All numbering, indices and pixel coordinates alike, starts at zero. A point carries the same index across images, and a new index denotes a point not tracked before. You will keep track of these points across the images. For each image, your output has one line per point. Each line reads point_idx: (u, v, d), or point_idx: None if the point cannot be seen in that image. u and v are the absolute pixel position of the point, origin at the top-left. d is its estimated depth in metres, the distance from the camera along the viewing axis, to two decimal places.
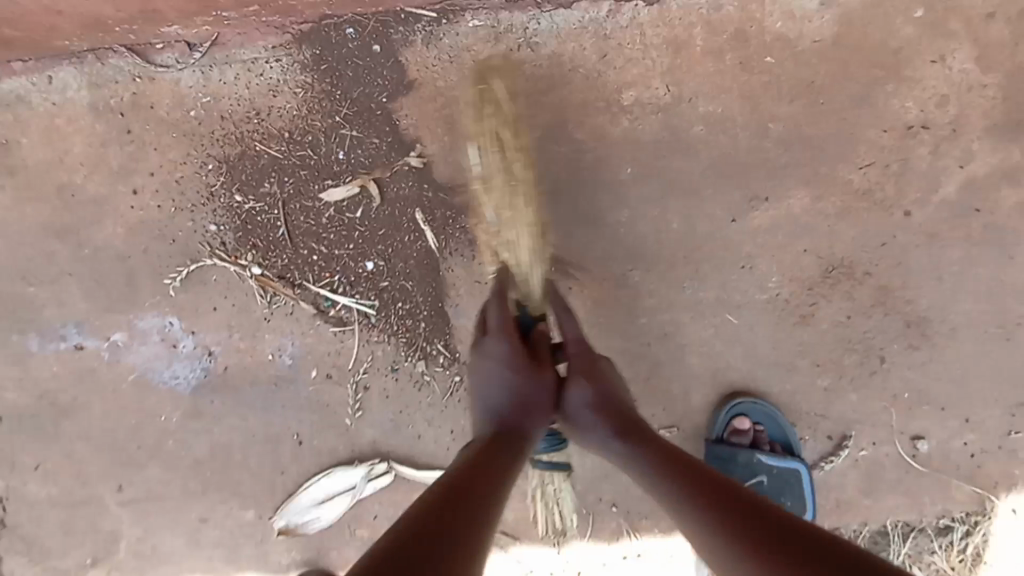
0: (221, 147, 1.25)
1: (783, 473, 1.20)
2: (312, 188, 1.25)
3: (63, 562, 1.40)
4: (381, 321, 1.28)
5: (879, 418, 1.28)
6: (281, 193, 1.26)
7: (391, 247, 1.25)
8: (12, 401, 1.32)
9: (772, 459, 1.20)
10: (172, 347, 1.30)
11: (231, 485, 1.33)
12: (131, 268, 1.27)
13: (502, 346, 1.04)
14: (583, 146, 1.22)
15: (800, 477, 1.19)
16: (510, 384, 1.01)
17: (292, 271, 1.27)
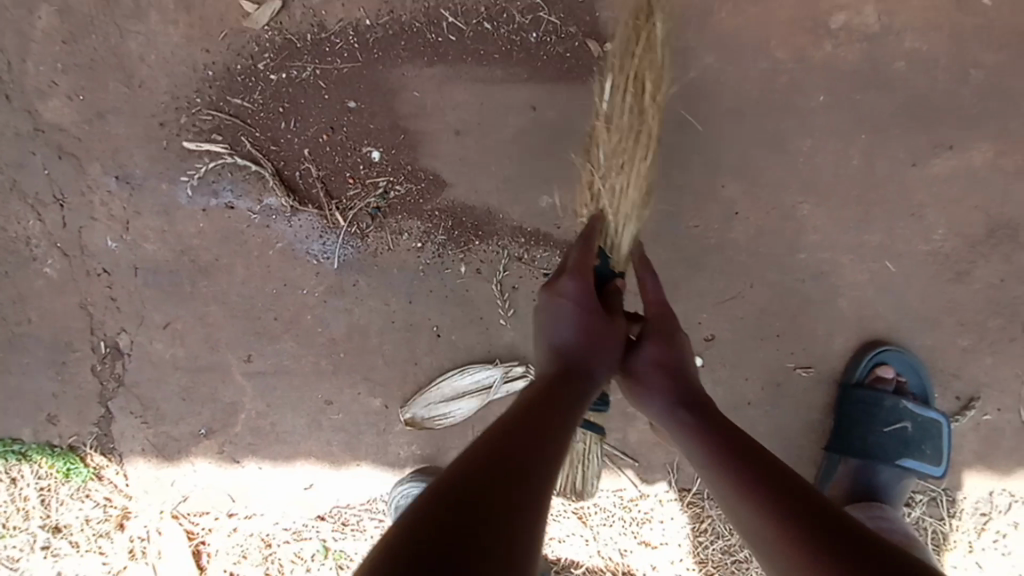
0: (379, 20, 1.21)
1: (925, 423, 1.20)
2: (477, 73, 1.22)
3: (175, 429, 1.32)
4: (535, 219, 1.25)
5: (1008, 385, 1.22)
6: (437, 75, 1.23)
7: (552, 143, 1.23)
8: (151, 255, 1.26)
9: (916, 409, 1.20)
10: (326, 220, 1.24)
11: (362, 369, 1.28)
12: (279, 134, 1.23)
13: (579, 301, 0.87)
14: (782, 66, 1.21)
15: (942, 428, 1.20)
16: (581, 337, 0.85)
17: (446, 157, 1.24)
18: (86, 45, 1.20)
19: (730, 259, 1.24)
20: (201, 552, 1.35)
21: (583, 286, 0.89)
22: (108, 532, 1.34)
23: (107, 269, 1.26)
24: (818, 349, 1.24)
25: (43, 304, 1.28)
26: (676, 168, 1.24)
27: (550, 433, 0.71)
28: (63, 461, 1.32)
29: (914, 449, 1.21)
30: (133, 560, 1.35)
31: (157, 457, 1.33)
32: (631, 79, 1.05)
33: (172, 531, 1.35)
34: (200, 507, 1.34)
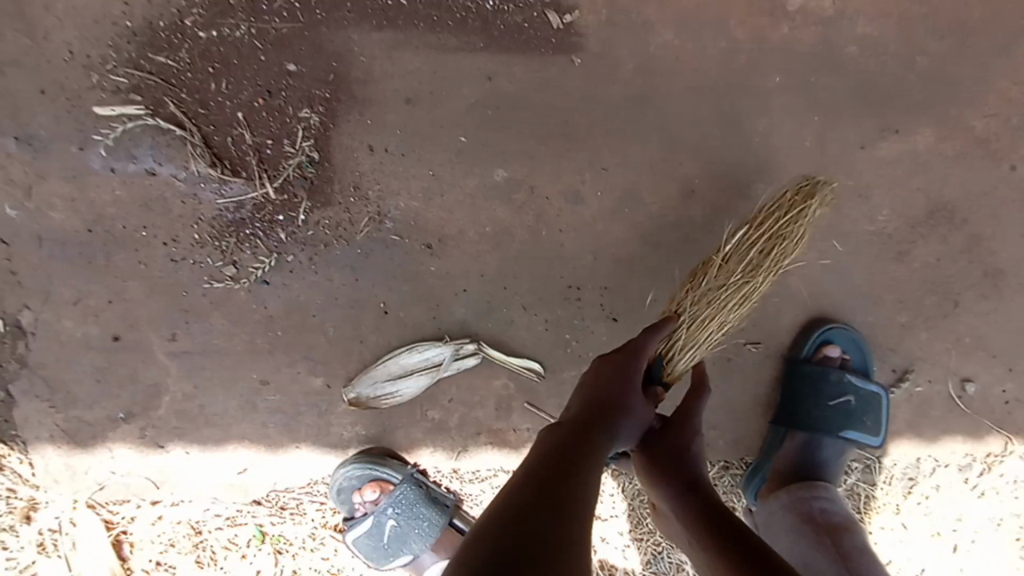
0: None
1: (868, 396, 1.22)
2: (430, 38, 1.16)
3: (90, 414, 1.20)
4: (493, 193, 1.19)
5: (940, 359, 1.26)
6: (386, 39, 1.15)
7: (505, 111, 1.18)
8: (57, 224, 1.12)
9: (859, 382, 1.22)
10: (259, 191, 1.14)
11: (302, 347, 1.20)
12: (208, 97, 1.11)
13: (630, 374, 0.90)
14: (740, 45, 1.21)
15: (881, 400, 1.23)
16: (619, 400, 0.87)
17: (396, 128, 1.16)
18: None
19: (687, 236, 1.23)
20: (122, 543, 1.23)
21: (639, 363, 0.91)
22: (11, 526, 1.20)
23: (5, 238, 1.13)
24: (770, 327, 1.24)
25: None
26: (635, 143, 1.21)
27: (571, 489, 0.71)
28: None
29: (857, 421, 1.22)
30: (43, 554, 1.22)
31: (68, 444, 1.20)
32: (757, 231, 1.05)
33: (88, 522, 1.22)
34: (120, 495, 1.22)
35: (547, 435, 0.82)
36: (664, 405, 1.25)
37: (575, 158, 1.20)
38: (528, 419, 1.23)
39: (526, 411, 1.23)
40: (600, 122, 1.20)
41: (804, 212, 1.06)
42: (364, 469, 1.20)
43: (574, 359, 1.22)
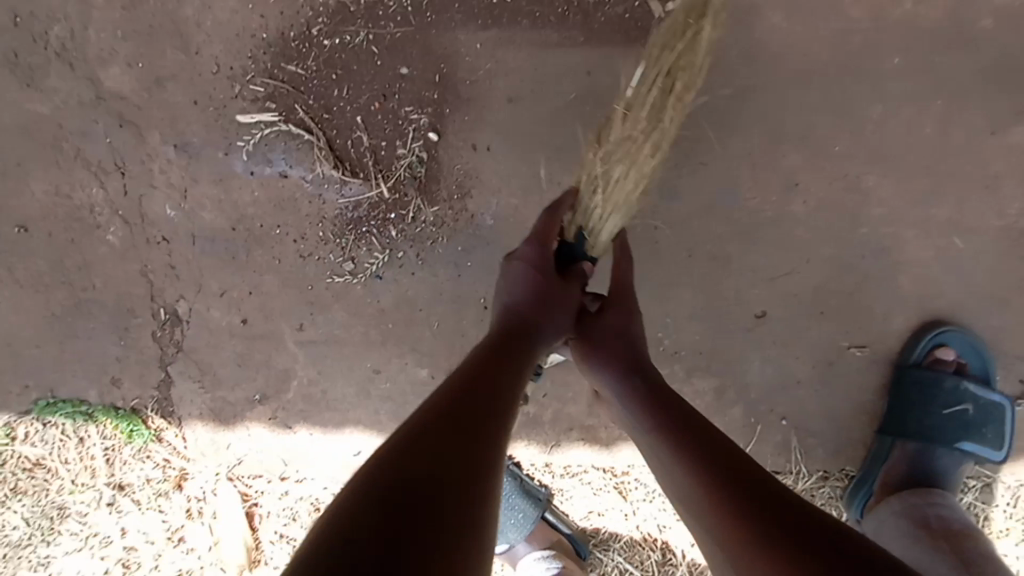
0: None
1: (987, 406, 1.18)
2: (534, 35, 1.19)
3: (232, 394, 1.38)
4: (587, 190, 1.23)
5: None
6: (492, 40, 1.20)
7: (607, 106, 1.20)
8: (207, 223, 1.28)
9: (981, 391, 1.18)
10: (375, 190, 1.24)
11: (411, 339, 1.30)
12: (332, 102, 1.22)
13: (531, 263, 0.94)
14: (857, 26, 1.15)
15: (1004, 413, 1.18)
16: (529, 298, 0.91)
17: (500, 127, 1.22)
18: (145, 13, 1.21)
19: (790, 233, 1.20)
20: (253, 515, 1.40)
21: (541, 254, 0.95)
22: (167, 491, 1.41)
23: (166, 237, 1.30)
24: (875, 328, 1.20)
25: (108, 271, 1.33)
26: (735, 136, 1.19)
27: (468, 411, 0.72)
28: (126, 421, 1.39)
29: (975, 432, 1.18)
30: (190, 520, 1.41)
31: (214, 420, 1.39)
32: (665, 75, 1.02)
33: (227, 493, 1.40)
34: (254, 470, 1.39)
35: (488, 348, 0.85)
36: (759, 408, 1.24)
37: (673, 153, 1.21)
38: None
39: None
40: (700, 116, 1.19)
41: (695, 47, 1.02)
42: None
43: (666, 356, 1.25)
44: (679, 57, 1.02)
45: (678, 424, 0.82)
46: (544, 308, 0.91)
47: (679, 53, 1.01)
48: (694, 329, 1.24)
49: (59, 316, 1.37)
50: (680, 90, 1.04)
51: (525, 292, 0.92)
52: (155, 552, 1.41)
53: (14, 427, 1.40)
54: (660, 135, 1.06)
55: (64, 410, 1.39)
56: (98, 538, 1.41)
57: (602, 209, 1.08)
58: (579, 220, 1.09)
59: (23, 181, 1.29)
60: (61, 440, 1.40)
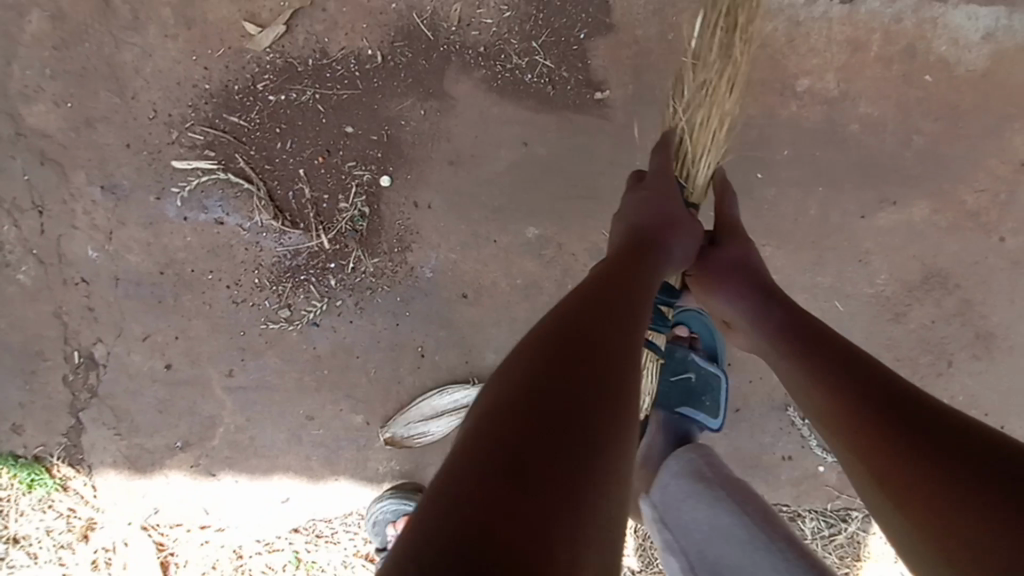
0: (389, 43, 1.23)
1: (708, 376, 1.22)
2: (493, 112, 1.26)
3: (149, 441, 1.31)
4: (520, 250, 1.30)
5: None
6: (435, 111, 1.25)
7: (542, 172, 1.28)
8: (133, 265, 1.25)
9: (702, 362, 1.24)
10: (315, 241, 1.27)
11: (349, 386, 1.31)
12: (272, 155, 1.23)
13: (648, 185, 1.00)
14: (753, 122, 1.31)
15: (721, 383, 1.22)
16: (649, 214, 0.95)
17: (441, 188, 1.27)
18: (79, 52, 1.17)
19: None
20: (168, 565, 1.34)
21: (654, 177, 1.00)
22: (71, 542, 1.34)
23: (86, 278, 1.25)
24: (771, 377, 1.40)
25: (13, 311, 1.26)
26: None
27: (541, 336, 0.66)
28: (27, 471, 1.31)
29: (695, 399, 1.23)
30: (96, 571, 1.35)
31: (127, 470, 1.32)
32: (723, 13, 0.99)
33: (140, 543, 1.34)
34: (171, 518, 1.34)
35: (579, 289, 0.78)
36: None
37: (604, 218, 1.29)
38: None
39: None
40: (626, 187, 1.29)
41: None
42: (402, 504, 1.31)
43: None
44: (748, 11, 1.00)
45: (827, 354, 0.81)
46: (666, 229, 0.94)
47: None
48: None
49: None
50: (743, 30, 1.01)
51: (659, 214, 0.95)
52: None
53: None
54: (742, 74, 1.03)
55: None
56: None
57: (697, 131, 1.04)
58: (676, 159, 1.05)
59: None
60: None
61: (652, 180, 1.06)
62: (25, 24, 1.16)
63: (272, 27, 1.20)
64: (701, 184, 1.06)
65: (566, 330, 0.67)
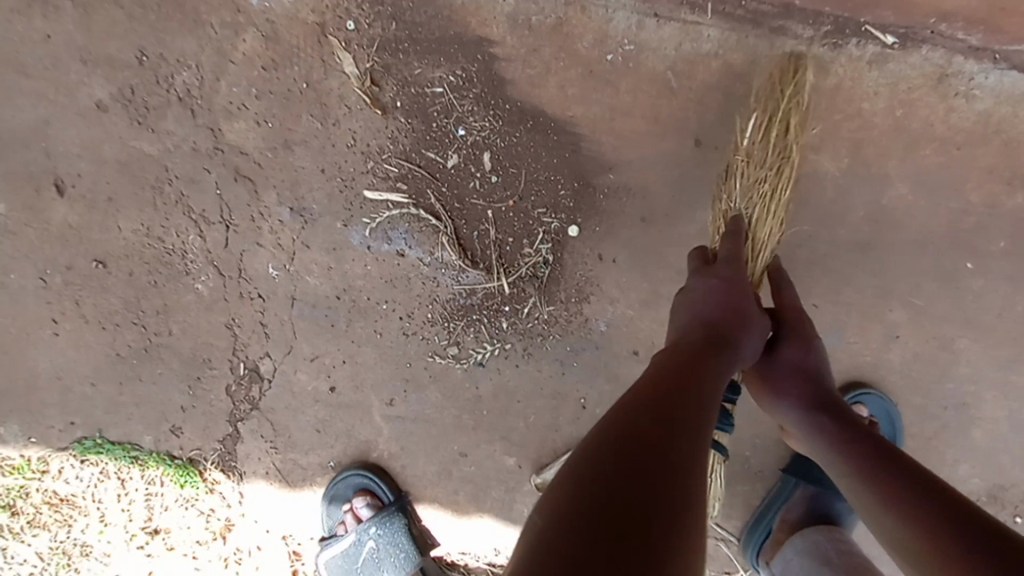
0: (590, 81, 1.16)
1: None
2: (693, 172, 1.18)
3: (305, 457, 1.28)
4: None
5: None
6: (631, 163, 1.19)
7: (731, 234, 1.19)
8: (311, 287, 1.22)
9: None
10: (494, 282, 1.22)
11: (503, 428, 1.26)
12: (463, 190, 1.20)
13: (721, 290, 0.89)
14: (972, 209, 1.19)
15: None
16: (728, 318, 0.86)
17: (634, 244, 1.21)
18: (287, 74, 1.15)
19: (895, 382, 1.24)
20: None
21: (721, 283, 0.90)
22: (206, 540, 1.32)
23: (263, 295, 1.23)
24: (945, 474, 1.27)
25: (188, 317, 1.23)
26: (852, 285, 1.21)
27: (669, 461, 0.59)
28: (181, 472, 1.30)
29: None
30: (225, 570, 1.33)
31: (279, 481, 1.30)
32: (757, 132, 1.06)
33: (275, 550, 1.32)
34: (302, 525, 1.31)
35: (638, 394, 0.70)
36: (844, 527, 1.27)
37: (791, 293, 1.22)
38: (702, 532, 1.27)
39: None
40: (820, 263, 1.20)
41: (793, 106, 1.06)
42: (359, 477, 1.26)
43: (749, 475, 1.25)
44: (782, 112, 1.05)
45: (829, 413, 0.85)
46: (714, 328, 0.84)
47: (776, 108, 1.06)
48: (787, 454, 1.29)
49: (123, 358, 1.24)
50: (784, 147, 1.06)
51: (760, 348, 0.87)
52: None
53: (47, 462, 1.30)
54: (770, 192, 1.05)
55: (113, 451, 1.30)
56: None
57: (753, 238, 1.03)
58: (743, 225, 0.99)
59: (109, 216, 1.17)
60: (99, 479, 1.31)
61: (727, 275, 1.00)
62: (238, 42, 1.13)
63: (455, 64, 1.16)
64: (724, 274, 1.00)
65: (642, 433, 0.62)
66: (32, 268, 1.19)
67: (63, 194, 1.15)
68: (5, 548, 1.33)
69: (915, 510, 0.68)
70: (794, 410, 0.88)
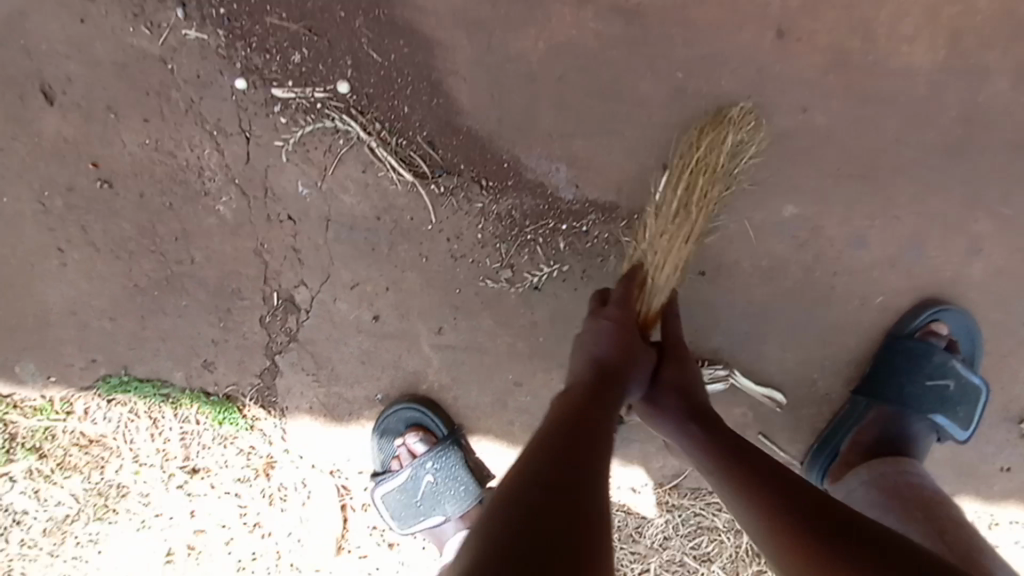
0: None
1: (966, 386, 1.20)
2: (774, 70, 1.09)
3: (351, 391, 1.23)
4: (790, 249, 1.19)
5: None
6: (704, 61, 1.07)
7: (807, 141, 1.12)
8: (348, 208, 1.12)
9: (964, 369, 1.19)
10: (547, 198, 1.13)
11: (560, 357, 1.21)
12: (525, 95, 1.08)
13: (619, 322, 0.93)
14: None
15: (980, 394, 1.20)
16: (619, 356, 0.90)
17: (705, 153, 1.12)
18: None
19: (963, 295, 1.21)
20: (344, 508, 1.30)
21: (626, 314, 0.95)
22: (248, 478, 1.28)
23: (293, 217, 1.12)
24: (1009, 390, 1.26)
25: (211, 245, 1.12)
26: (934, 194, 1.16)
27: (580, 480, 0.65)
28: (221, 410, 1.23)
29: (949, 408, 1.20)
30: (269, 507, 1.29)
31: (324, 415, 1.25)
32: (687, 169, 1.02)
33: (321, 485, 1.29)
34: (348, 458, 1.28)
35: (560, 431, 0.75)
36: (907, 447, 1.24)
37: (868, 203, 1.16)
38: (759, 448, 1.32)
39: (755, 440, 1.31)
40: (902, 172, 1.14)
41: (716, 151, 1.02)
42: (412, 411, 1.22)
43: (810, 397, 1.28)
44: (704, 154, 1.02)
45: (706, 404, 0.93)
46: (625, 360, 0.90)
47: (703, 147, 1.02)
48: (848, 374, 1.27)
49: (144, 291, 1.14)
50: (713, 169, 1.02)
51: (607, 345, 0.91)
52: (225, 539, 1.30)
53: (71, 403, 1.21)
54: (694, 218, 1.02)
55: (142, 390, 1.21)
56: (159, 520, 1.29)
57: (646, 256, 1.03)
58: (642, 273, 1.01)
59: (111, 130, 1.02)
60: (130, 420, 1.23)
61: (654, 315, 1.01)
62: None
63: None
64: (656, 308, 1.01)
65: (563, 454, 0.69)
66: (27, 189, 1.05)
67: (54, 103, 1.00)
68: (36, 491, 1.25)
69: (794, 522, 0.71)
70: (670, 412, 0.92)
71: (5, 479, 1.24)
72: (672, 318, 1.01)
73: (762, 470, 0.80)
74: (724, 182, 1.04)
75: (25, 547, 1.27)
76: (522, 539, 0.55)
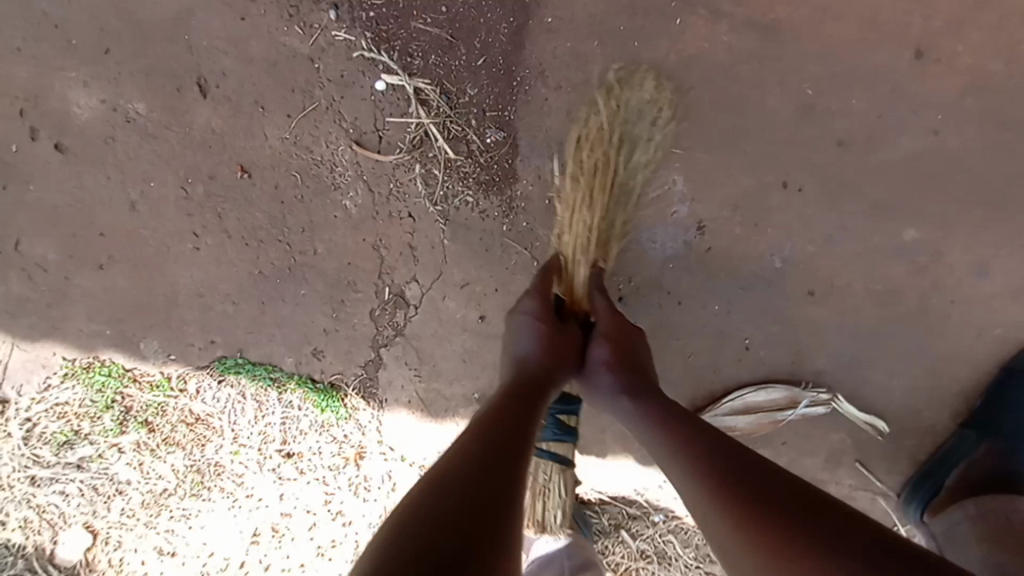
0: None
1: None
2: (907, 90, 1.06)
3: (449, 389, 1.23)
4: (912, 273, 1.13)
5: None
6: (832, 77, 1.06)
7: (938, 162, 1.09)
8: (466, 207, 1.14)
9: None
10: (667, 213, 1.13)
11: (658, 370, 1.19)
12: (644, 103, 1.07)
13: (538, 318, 0.89)
14: None
15: None
16: (550, 356, 0.86)
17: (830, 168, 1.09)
18: None
19: None
20: None
21: (546, 309, 0.91)
22: (338, 465, 1.27)
23: (413, 213, 1.14)
24: None
25: (335, 237, 1.16)
26: None
27: (488, 480, 0.63)
28: (323, 396, 1.24)
29: None
30: (353, 498, 1.28)
31: (421, 410, 1.24)
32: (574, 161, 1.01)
33: (409, 477, 1.27)
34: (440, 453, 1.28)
35: (495, 413, 0.75)
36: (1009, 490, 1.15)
37: (995, 232, 1.11)
38: (855, 477, 1.21)
39: (853, 468, 1.21)
40: None
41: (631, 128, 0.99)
42: None
43: (920, 431, 1.19)
44: (601, 130, 0.98)
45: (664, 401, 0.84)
46: (562, 358, 0.87)
47: (603, 123, 0.98)
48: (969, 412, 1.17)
49: (268, 276, 1.18)
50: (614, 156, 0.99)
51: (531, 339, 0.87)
52: (311, 523, 1.28)
53: (185, 380, 1.24)
54: (600, 192, 0.99)
55: (253, 371, 1.23)
56: (250, 500, 1.28)
57: (563, 228, 1.03)
58: (561, 257, 1.02)
59: (257, 119, 1.09)
60: (237, 402, 1.25)
61: (580, 292, 0.99)
62: None
63: None
64: (582, 283, 0.99)
65: (486, 454, 0.67)
66: (173, 175, 1.12)
67: (206, 95, 1.07)
68: (140, 463, 1.26)
69: (765, 508, 0.64)
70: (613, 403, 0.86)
71: (114, 449, 1.26)
72: (597, 295, 0.98)
73: (744, 478, 0.68)
74: (622, 199, 1.02)
75: (124, 516, 1.28)
76: (443, 534, 0.55)
